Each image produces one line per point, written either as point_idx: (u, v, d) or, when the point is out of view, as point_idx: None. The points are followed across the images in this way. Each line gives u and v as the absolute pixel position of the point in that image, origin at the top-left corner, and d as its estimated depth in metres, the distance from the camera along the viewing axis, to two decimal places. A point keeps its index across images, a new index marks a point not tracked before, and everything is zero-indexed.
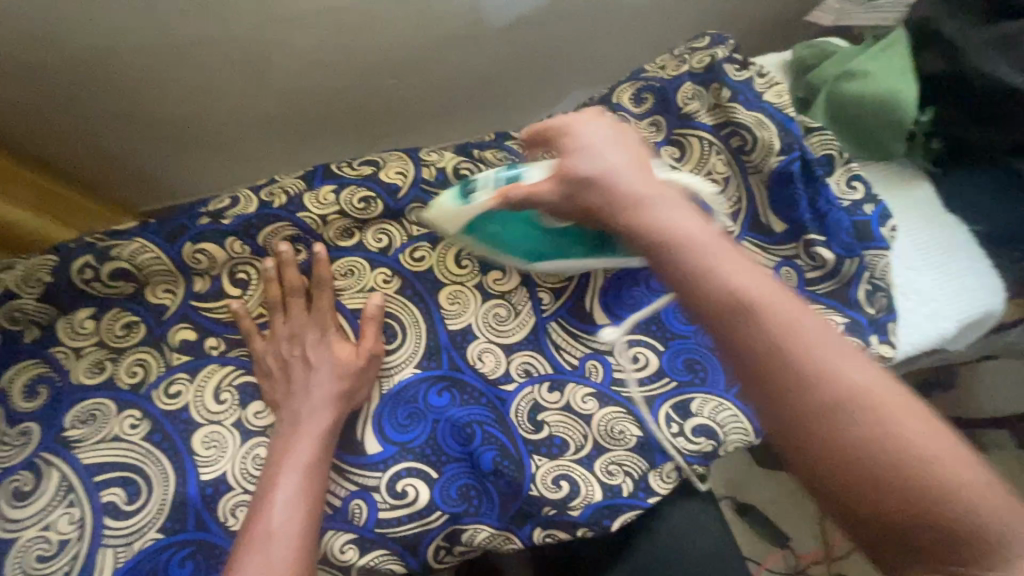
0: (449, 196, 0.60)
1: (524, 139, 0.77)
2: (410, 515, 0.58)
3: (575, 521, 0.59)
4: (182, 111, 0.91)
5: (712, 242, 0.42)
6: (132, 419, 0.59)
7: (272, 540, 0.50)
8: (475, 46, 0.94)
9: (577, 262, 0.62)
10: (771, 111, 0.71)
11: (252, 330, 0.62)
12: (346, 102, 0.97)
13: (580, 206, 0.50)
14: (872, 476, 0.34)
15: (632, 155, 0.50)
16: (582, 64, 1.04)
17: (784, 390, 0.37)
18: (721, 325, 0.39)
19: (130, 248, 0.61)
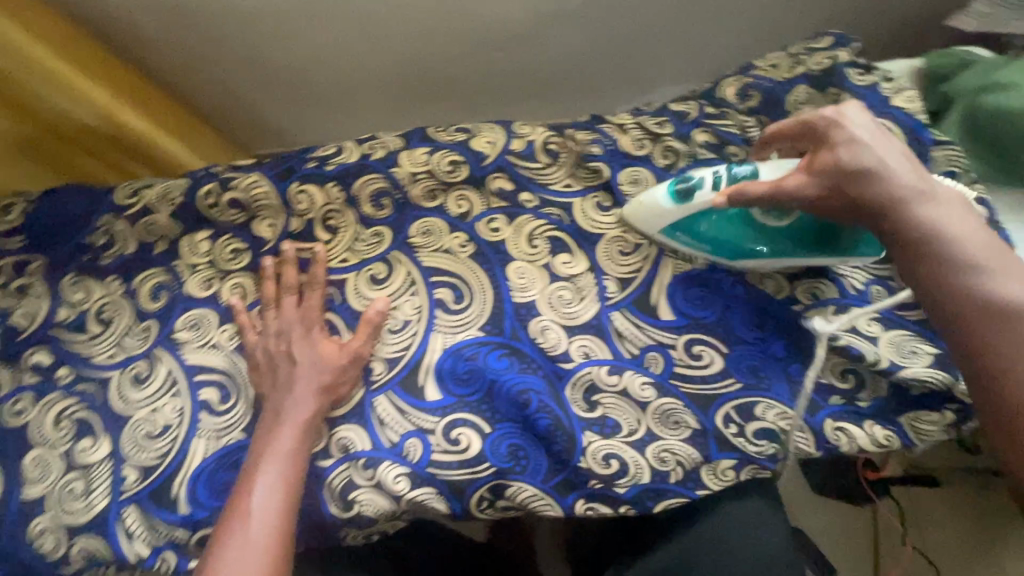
0: (660, 195, 0.64)
1: (616, 122, 0.71)
2: (461, 462, 0.61)
3: (618, 498, 0.60)
4: (303, 67, 0.98)
5: (990, 246, 0.51)
6: (229, 331, 0.67)
7: (252, 517, 0.55)
8: (577, 25, 0.94)
9: (775, 260, 0.64)
10: (900, 118, 0.66)
11: (246, 326, 0.65)
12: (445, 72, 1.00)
13: (830, 195, 0.56)
14: None
15: (892, 147, 0.56)
16: (683, 55, 1.01)
17: (1014, 396, 0.47)
18: (996, 328, 0.48)
19: (247, 180, 0.69)
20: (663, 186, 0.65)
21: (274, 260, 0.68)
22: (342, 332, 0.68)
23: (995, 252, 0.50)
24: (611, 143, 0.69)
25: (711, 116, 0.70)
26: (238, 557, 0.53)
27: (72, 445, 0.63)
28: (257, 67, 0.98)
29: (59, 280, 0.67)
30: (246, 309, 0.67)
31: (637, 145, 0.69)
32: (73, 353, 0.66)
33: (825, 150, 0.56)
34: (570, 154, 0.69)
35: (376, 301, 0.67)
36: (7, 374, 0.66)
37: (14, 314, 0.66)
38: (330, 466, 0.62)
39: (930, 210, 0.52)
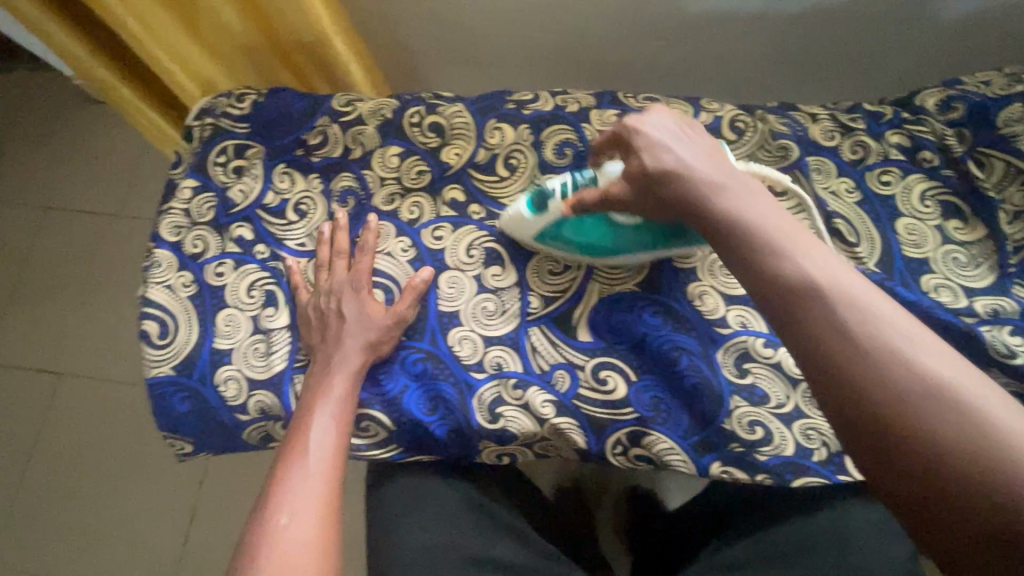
0: (522, 209, 0.67)
1: (808, 110, 0.73)
2: (606, 402, 0.65)
3: (758, 466, 0.62)
4: (480, 36, 1.02)
5: (778, 223, 0.49)
6: (405, 244, 0.73)
7: (309, 454, 0.59)
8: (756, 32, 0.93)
9: (645, 255, 0.66)
10: None
11: (300, 286, 0.71)
12: (610, 56, 1.02)
13: (651, 197, 0.56)
14: (942, 455, 0.37)
15: (702, 148, 0.56)
16: (856, 71, 1.00)
17: (836, 385, 0.41)
18: (792, 319, 0.44)
19: (451, 109, 0.75)
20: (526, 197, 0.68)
21: (328, 227, 0.73)
22: (504, 262, 0.72)
23: (791, 228, 0.48)
24: (801, 129, 0.71)
25: (907, 121, 0.70)
26: (296, 500, 0.55)
27: (259, 313, 0.71)
28: (433, 29, 1.01)
29: (272, 167, 0.75)
30: (301, 271, 0.72)
31: (828, 136, 0.70)
32: (272, 235, 0.74)
33: (631, 156, 0.57)
34: (759, 133, 0.71)
35: (421, 270, 0.70)
36: (215, 240, 0.74)
37: (229, 189, 0.75)
38: (482, 380, 0.67)
39: (724, 201, 0.51)
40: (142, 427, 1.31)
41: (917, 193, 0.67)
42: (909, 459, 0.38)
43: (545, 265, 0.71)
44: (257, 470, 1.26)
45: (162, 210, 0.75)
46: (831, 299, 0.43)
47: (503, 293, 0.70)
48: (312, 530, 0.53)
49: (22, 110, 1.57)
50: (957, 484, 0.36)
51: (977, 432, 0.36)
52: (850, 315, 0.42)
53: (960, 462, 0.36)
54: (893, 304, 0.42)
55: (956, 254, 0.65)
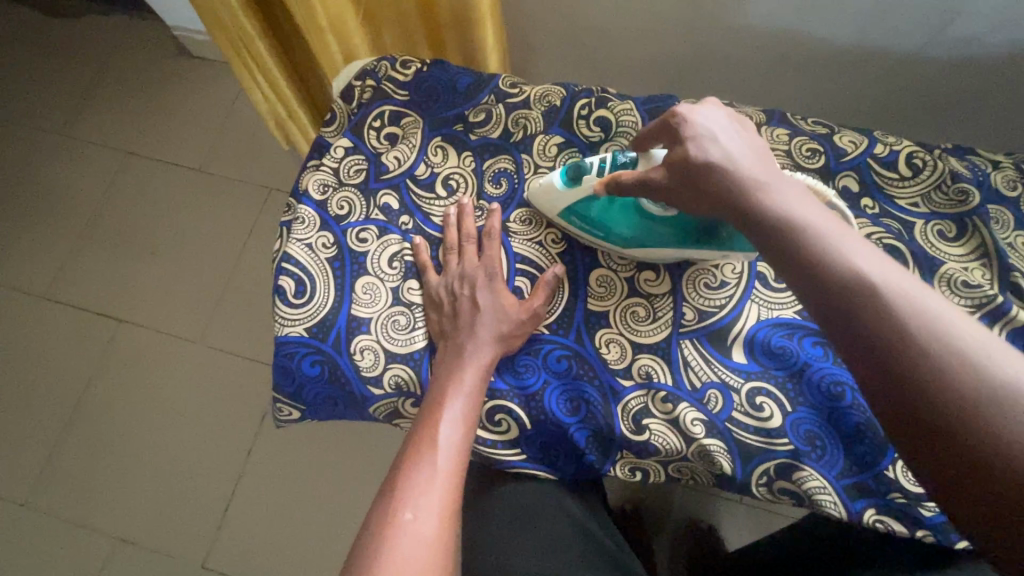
0: (557, 179, 0.66)
1: (988, 156, 0.72)
2: (760, 428, 0.62)
3: (920, 522, 0.58)
4: (621, 39, 1.01)
5: (821, 221, 0.46)
6: (554, 235, 0.71)
7: (438, 449, 0.56)
8: (910, 72, 0.93)
9: (666, 251, 0.65)
10: None
11: (428, 266, 0.68)
12: (750, 77, 1.02)
13: (693, 189, 0.54)
14: (1017, 464, 0.33)
15: (751, 145, 0.54)
16: (999, 124, 0.99)
17: (893, 388, 0.38)
18: (844, 318, 0.41)
19: (621, 106, 0.73)
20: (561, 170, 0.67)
21: (456, 210, 0.70)
22: (658, 269, 0.69)
23: (832, 222, 0.46)
24: (982, 174, 0.69)
25: None
26: (425, 496, 0.52)
27: (400, 284, 0.69)
28: (576, 24, 1.00)
29: (428, 139, 0.73)
30: (428, 251, 0.69)
31: (1010, 183, 0.69)
32: (419, 208, 0.72)
33: (676, 146, 0.55)
34: (937, 172, 0.69)
35: (552, 266, 0.68)
36: (361, 204, 0.71)
37: (384, 155, 0.73)
38: (629, 387, 0.64)
39: (767, 197, 0.49)
40: (205, 383, 1.29)
41: None
42: (978, 468, 0.34)
43: (701, 277, 0.69)
44: (318, 445, 1.23)
45: (312, 166, 0.74)
46: (881, 300, 0.40)
47: (655, 300, 0.68)
48: (437, 524, 0.50)
49: (121, 51, 1.57)
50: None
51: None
52: (899, 318, 0.39)
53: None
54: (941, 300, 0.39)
55: None
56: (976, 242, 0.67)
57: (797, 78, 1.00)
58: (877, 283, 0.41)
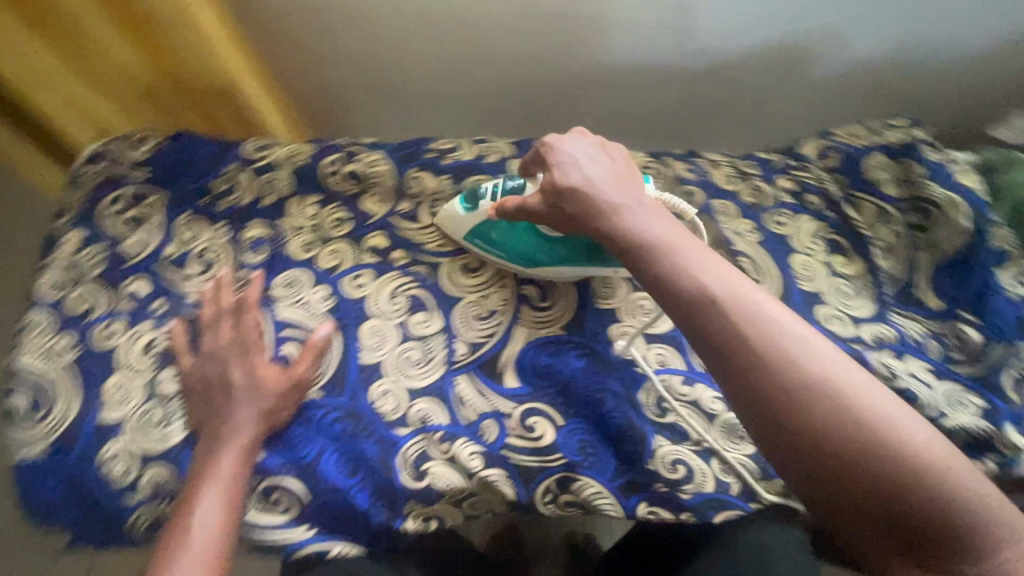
0: (456, 204, 0.71)
1: (710, 158, 0.82)
2: (534, 449, 0.64)
3: (681, 504, 0.63)
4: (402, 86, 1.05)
5: (680, 242, 0.54)
6: (322, 294, 0.70)
7: (190, 538, 0.51)
8: (665, 84, 1.02)
9: (567, 270, 0.70)
10: (967, 194, 0.73)
11: (184, 351, 0.64)
12: (539, 105, 1.07)
13: (561, 216, 0.61)
14: (833, 449, 0.43)
15: (610, 166, 0.61)
16: (755, 117, 1.10)
17: (746, 386, 0.46)
18: (696, 326, 0.49)
19: (371, 157, 0.75)
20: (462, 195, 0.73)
21: (211, 285, 0.68)
22: (429, 310, 0.70)
23: (687, 243, 0.54)
24: (705, 175, 0.79)
25: (792, 167, 0.81)
26: None
27: (154, 375, 0.64)
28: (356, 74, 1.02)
29: (175, 216, 0.71)
30: (184, 334, 0.65)
31: (728, 178, 0.79)
32: (171, 288, 0.69)
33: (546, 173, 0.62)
34: (665, 176, 0.78)
35: (320, 326, 0.67)
36: (105, 296, 0.67)
37: (123, 241, 0.70)
38: (405, 436, 0.64)
39: (628, 219, 0.56)
40: None
41: (806, 233, 0.75)
42: (812, 452, 0.43)
43: (472, 309, 0.71)
44: None
45: (42, 266, 0.68)
46: (746, 323, 0.47)
47: (429, 341, 0.69)
48: None
49: None
50: (841, 470, 0.43)
51: (893, 440, 0.42)
52: (770, 342, 0.46)
53: (843, 449, 0.43)
54: (777, 310, 0.48)
55: (841, 287, 0.72)
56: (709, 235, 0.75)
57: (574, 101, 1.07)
58: (755, 310, 0.48)
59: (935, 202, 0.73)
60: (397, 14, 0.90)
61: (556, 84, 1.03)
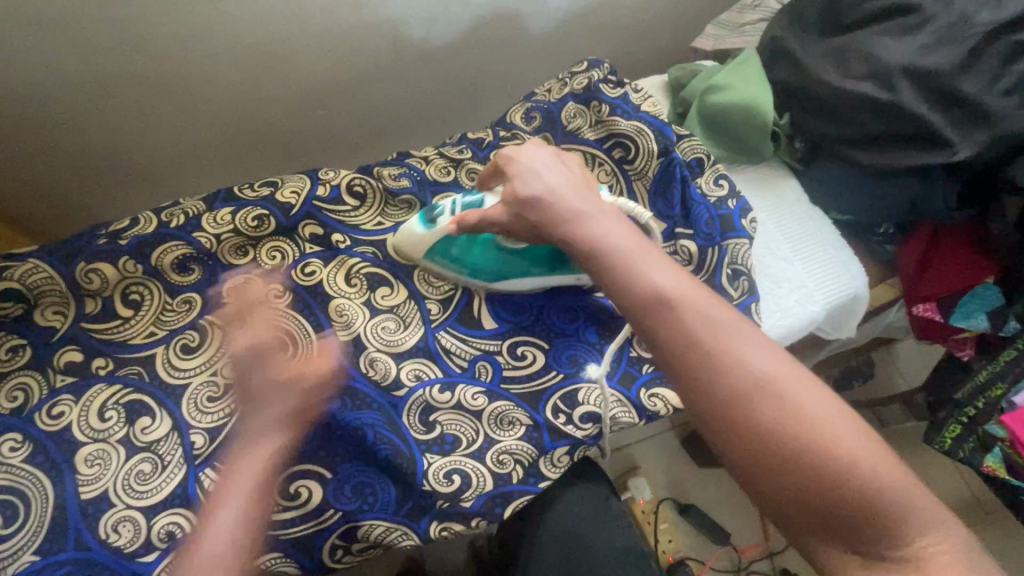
0: (414, 222, 0.71)
1: (421, 155, 0.81)
2: (304, 515, 0.60)
3: (468, 512, 0.63)
4: (116, 153, 0.99)
5: (636, 248, 0.52)
6: (12, 441, 0.59)
7: None
8: (392, 78, 1.06)
9: (507, 281, 0.71)
10: (649, 119, 0.80)
11: None
12: (280, 132, 1.06)
13: (527, 224, 0.61)
14: (770, 441, 0.42)
15: (572, 177, 0.61)
16: (494, 86, 1.16)
17: (681, 373, 0.45)
18: (643, 316, 0.48)
19: (22, 268, 0.63)
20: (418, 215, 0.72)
21: None
22: (154, 412, 0.63)
23: (641, 247, 0.52)
24: (419, 175, 0.78)
25: (503, 139, 0.83)
26: None
27: None
28: None
29: None
30: None
31: (441, 173, 0.79)
32: None
33: (508, 185, 0.62)
34: (376, 190, 0.75)
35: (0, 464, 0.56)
36: None
37: None
38: (155, 561, 0.58)
39: (590, 223, 0.55)
40: None
41: None
42: (751, 443, 0.43)
43: (203, 392, 0.65)
44: None
45: None
46: (723, 326, 0.46)
47: (161, 446, 0.61)
48: None
49: None
50: (783, 465, 0.42)
51: (816, 436, 0.42)
52: (763, 348, 0.46)
53: (782, 440, 0.42)
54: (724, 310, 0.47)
55: None
56: None
57: (309, 127, 1.08)
58: (729, 315, 0.47)
59: (627, 135, 0.79)
60: (78, 89, 0.88)
61: (280, 113, 1.03)
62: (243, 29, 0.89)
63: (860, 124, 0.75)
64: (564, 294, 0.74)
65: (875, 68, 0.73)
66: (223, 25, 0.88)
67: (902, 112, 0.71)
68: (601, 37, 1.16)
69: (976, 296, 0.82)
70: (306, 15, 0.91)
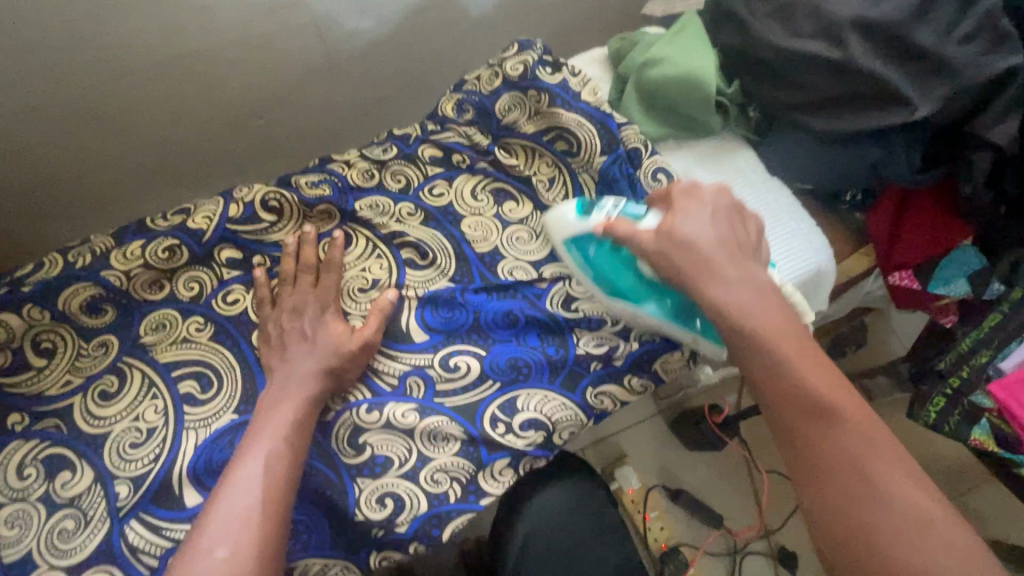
0: (572, 206, 0.66)
1: (344, 159, 0.76)
2: None
3: (402, 538, 0.60)
4: (46, 187, 0.95)
5: (796, 343, 0.53)
6: None
7: None
8: (329, 78, 1.00)
9: (623, 305, 0.67)
10: (588, 109, 0.74)
11: None
12: (216, 147, 1.01)
13: (671, 265, 0.59)
14: (886, 555, 0.44)
15: (731, 240, 0.59)
16: (442, 78, 1.10)
17: (817, 466, 0.49)
18: (793, 413, 0.51)
19: None
20: (576, 201, 0.67)
21: None
22: (74, 465, 0.60)
23: (801, 345, 0.53)
24: (340, 181, 0.72)
25: (433, 132, 0.77)
26: None
27: None
28: None
29: None
30: None
31: (364, 176, 0.74)
32: None
33: (670, 215, 0.61)
34: (291, 206, 0.69)
35: None
36: None
37: None
38: None
39: (742, 303, 0.55)
40: None
41: (469, 190, 0.74)
42: (865, 547, 0.45)
43: (125, 438, 0.61)
44: None
45: None
46: (868, 440, 0.48)
47: (83, 501, 0.59)
48: None
49: None
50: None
51: (934, 567, 0.43)
52: (911, 474, 0.47)
53: (901, 558, 0.44)
54: (873, 430, 0.49)
55: (518, 233, 0.73)
56: (364, 242, 0.71)
57: (249, 138, 1.02)
58: (878, 441, 0.48)
59: (569, 128, 0.73)
60: None
61: (216, 130, 0.98)
62: (155, 45, 0.83)
63: (811, 89, 0.69)
64: (499, 297, 0.69)
65: (823, 25, 0.66)
66: (130, 42, 0.82)
67: (854, 70, 0.65)
68: (550, 12, 1.09)
69: (952, 262, 0.79)
70: (220, 24, 0.85)
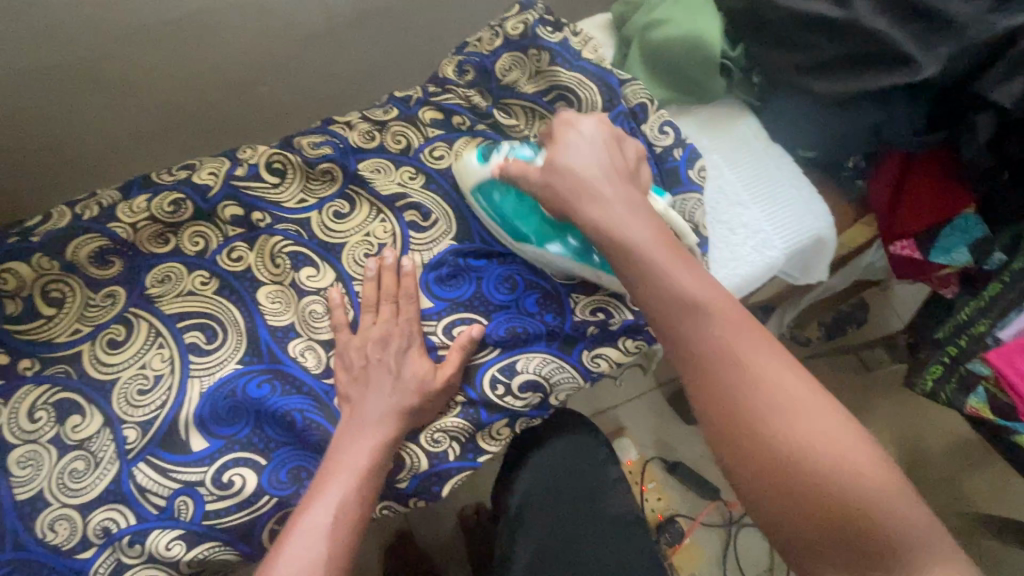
0: (472, 156, 0.69)
1: (345, 120, 0.76)
2: (239, 504, 0.60)
3: (403, 493, 0.63)
4: (52, 151, 0.95)
5: (664, 251, 0.52)
6: None
7: None
8: (332, 43, 1.00)
9: (532, 251, 0.68)
10: (589, 68, 0.74)
11: None
12: (221, 112, 1.02)
13: (560, 200, 0.58)
14: (774, 451, 0.42)
15: (604, 162, 0.58)
16: (443, 44, 1.10)
17: (708, 374, 0.46)
18: (672, 322, 0.49)
19: None
20: (476, 150, 0.70)
21: None
22: (83, 409, 0.61)
23: (669, 250, 0.52)
24: (342, 142, 0.73)
25: (433, 95, 0.77)
26: None
27: None
28: None
29: None
30: None
31: (365, 137, 0.74)
32: None
33: (552, 147, 0.61)
34: (294, 165, 0.70)
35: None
36: None
37: None
38: (93, 556, 0.58)
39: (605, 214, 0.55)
40: None
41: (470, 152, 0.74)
42: (762, 453, 0.43)
43: (133, 385, 0.63)
44: None
45: None
46: (743, 335, 0.46)
47: (92, 443, 0.60)
48: None
49: None
50: (786, 475, 0.42)
51: (816, 451, 0.41)
52: (792, 367, 0.45)
53: (793, 449, 0.42)
54: (751, 329, 0.47)
55: None
56: (367, 205, 0.71)
57: (254, 104, 1.03)
58: (756, 333, 0.47)
59: (568, 86, 0.73)
60: None
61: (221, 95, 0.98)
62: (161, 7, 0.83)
63: (815, 51, 0.68)
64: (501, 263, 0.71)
65: None
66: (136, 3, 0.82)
67: (859, 31, 0.64)
68: None
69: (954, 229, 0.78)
70: None
